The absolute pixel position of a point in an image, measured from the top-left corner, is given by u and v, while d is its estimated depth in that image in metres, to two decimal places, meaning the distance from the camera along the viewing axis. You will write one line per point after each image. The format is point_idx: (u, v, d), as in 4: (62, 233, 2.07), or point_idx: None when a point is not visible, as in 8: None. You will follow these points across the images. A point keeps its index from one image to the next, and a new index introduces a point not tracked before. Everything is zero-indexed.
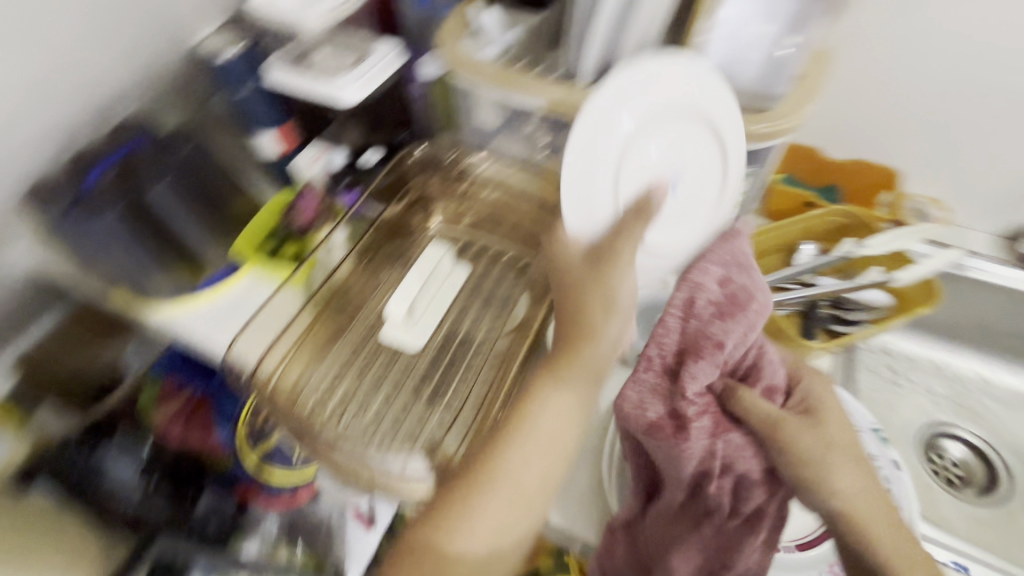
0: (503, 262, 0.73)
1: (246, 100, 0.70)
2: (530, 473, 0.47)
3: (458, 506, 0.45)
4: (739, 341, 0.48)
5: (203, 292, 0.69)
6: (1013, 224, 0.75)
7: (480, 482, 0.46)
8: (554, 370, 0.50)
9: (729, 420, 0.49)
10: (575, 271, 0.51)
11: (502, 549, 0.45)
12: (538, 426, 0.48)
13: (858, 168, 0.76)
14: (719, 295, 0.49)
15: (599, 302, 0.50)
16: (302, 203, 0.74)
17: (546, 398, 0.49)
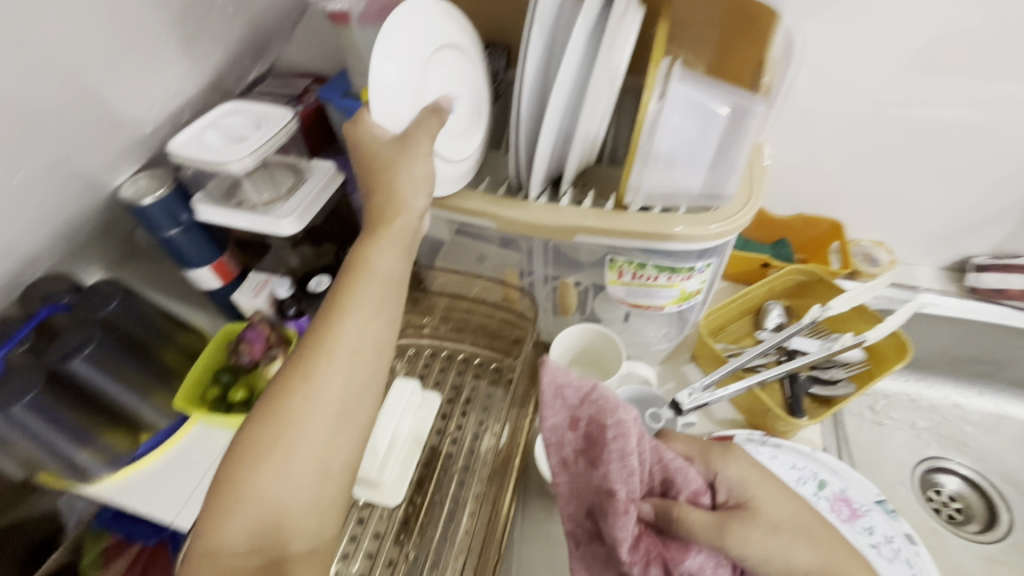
0: (473, 367, 0.69)
1: (176, 240, 0.65)
2: (352, 343, 0.42)
3: (296, 380, 0.40)
4: (624, 476, 0.45)
5: (146, 457, 0.65)
6: (957, 256, 0.78)
7: (315, 349, 0.41)
8: (370, 238, 0.45)
9: (679, 548, 0.45)
10: (383, 151, 0.45)
11: (348, 405, 0.41)
12: (358, 294, 0.43)
13: (803, 224, 0.79)
14: (576, 440, 0.49)
15: (412, 176, 0.45)
16: (249, 339, 0.68)
17: (370, 260, 0.44)
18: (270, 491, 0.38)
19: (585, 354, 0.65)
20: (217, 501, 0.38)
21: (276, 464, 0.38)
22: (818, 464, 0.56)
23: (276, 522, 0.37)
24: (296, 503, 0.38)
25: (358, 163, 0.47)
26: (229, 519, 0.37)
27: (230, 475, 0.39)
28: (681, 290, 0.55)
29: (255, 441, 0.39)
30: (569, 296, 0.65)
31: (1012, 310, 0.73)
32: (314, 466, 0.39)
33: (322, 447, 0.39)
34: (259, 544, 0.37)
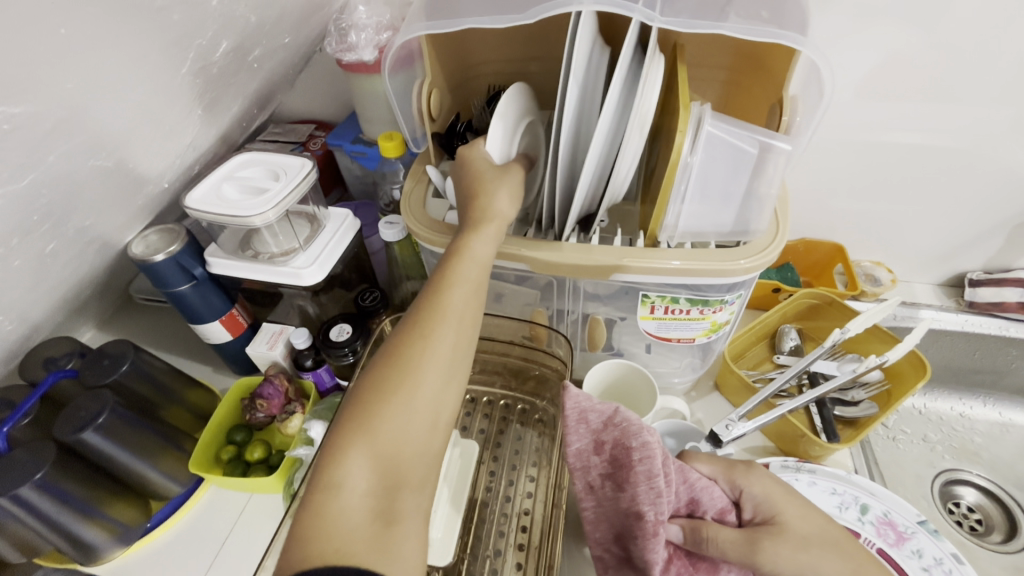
0: (500, 409, 0.68)
1: (187, 295, 0.63)
2: (460, 309, 0.44)
3: (413, 338, 0.42)
4: (653, 498, 0.44)
5: (160, 526, 0.62)
6: (951, 273, 0.82)
7: (430, 311, 0.43)
8: (471, 219, 0.47)
9: (706, 566, 0.45)
10: (484, 165, 0.49)
11: (456, 370, 0.42)
12: (462, 271, 0.45)
13: (805, 249, 0.82)
14: (602, 464, 0.48)
15: (507, 189, 0.49)
16: (267, 395, 0.64)
17: (472, 241, 0.46)
18: (391, 439, 0.38)
19: (613, 389, 0.65)
20: (341, 437, 0.38)
21: (397, 408, 0.39)
22: (856, 488, 0.56)
23: (396, 464, 0.38)
24: (412, 448, 0.39)
25: (457, 170, 0.51)
26: (353, 463, 0.37)
27: (351, 421, 0.39)
28: (712, 321, 0.56)
29: (378, 385, 0.40)
30: (599, 334, 0.63)
31: (1010, 321, 0.76)
32: (428, 421, 0.40)
33: (437, 397, 0.40)
34: (380, 491, 0.37)
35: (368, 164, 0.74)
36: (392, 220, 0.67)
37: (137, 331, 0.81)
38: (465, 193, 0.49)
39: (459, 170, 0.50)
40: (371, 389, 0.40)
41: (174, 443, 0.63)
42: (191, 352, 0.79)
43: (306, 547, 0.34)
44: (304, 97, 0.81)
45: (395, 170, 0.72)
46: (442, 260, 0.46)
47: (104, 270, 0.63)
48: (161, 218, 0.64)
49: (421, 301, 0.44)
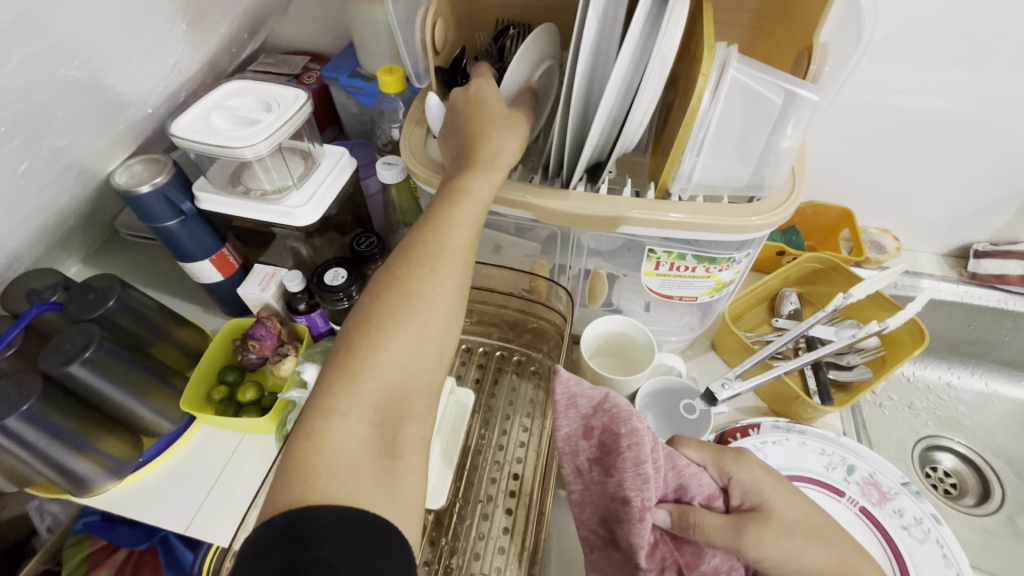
0: (495, 359, 0.68)
1: (175, 230, 0.60)
2: (457, 249, 0.44)
3: (416, 275, 0.42)
4: (638, 484, 0.44)
5: (152, 461, 0.62)
6: (958, 243, 0.80)
7: (431, 249, 0.43)
8: (475, 159, 0.47)
9: (693, 556, 0.45)
10: (493, 108, 0.49)
11: (456, 306, 0.43)
12: (461, 211, 0.45)
13: (813, 212, 0.80)
14: (590, 449, 0.49)
15: (513, 135, 0.49)
16: (258, 335, 0.63)
17: (475, 180, 0.46)
18: (395, 371, 0.39)
19: (610, 344, 0.65)
20: (343, 369, 0.39)
21: (399, 342, 0.40)
22: (844, 450, 0.57)
23: (398, 395, 0.39)
24: (414, 383, 0.40)
25: (466, 111, 0.49)
26: (356, 395, 0.38)
27: (352, 352, 0.39)
28: (716, 280, 0.55)
29: (385, 319, 0.40)
30: (599, 287, 0.62)
31: (1009, 295, 0.75)
32: (430, 358, 0.41)
33: (439, 334, 0.41)
34: (382, 424, 0.38)
35: (365, 101, 0.70)
36: (391, 161, 0.63)
37: (125, 267, 0.78)
38: (469, 136, 0.48)
39: (471, 107, 0.49)
40: (373, 324, 0.40)
41: (166, 380, 0.62)
42: (181, 290, 0.77)
43: (307, 481, 0.34)
44: (297, 24, 0.75)
45: (394, 108, 0.67)
46: (441, 198, 0.46)
47: (85, 201, 0.60)
48: (146, 148, 0.61)
49: (419, 236, 0.44)
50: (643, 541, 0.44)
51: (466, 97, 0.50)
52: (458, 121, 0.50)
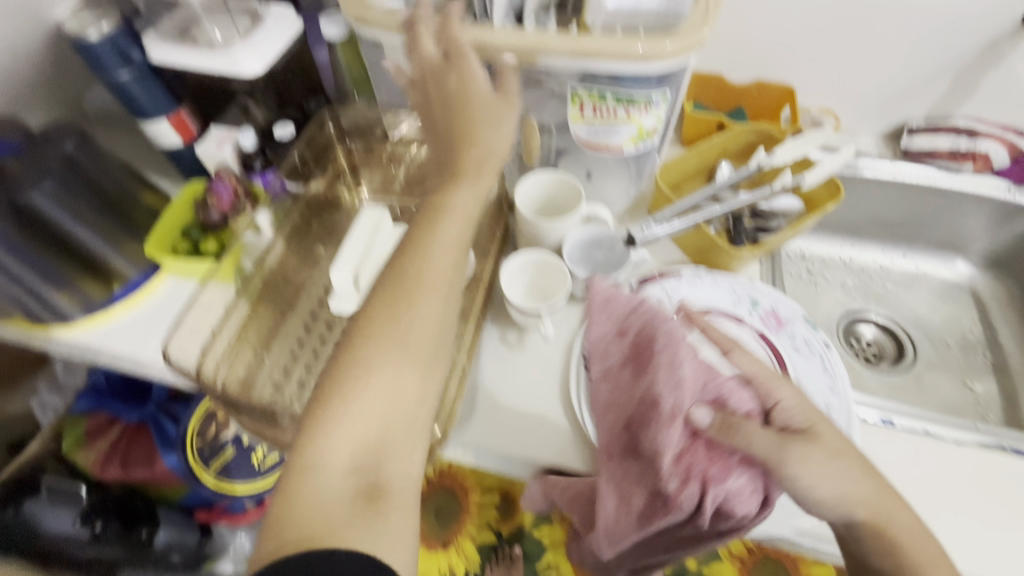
0: (433, 218, 0.69)
1: (127, 84, 0.63)
2: (436, 273, 0.42)
3: (393, 303, 0.41)
4: (677, 388, 0.47)
5: (120, 304, 0.68)
6: (895, 123, 0.82)
7: (407, 285, 0.42)
8: (457, 167, 0.44)
9: (719, 472, 0.46)
10: (477, 96, 0.44)
11: (443, 338, 0.43)
12: (452, 201, 0.43)
13: (759, 89, 0.80)
14: (623, 348, 0.54)
15: (499, 121, 0.44)
16: (217, 191, 0.67)
17: (461, 186, 0.43)
18: (372, 409, 0.39)
19: (550, 201, 0.66)
20: (320, 418, 0.39)
21: (380, 390, 0.40)
22: (751, 289, 0.62)
23: (379, 439, 0.39)
24: (393, 427, 0.40)
25: (449, 96, 0.45)
26: (335, 444, 0.38)
27: (327, 400, 0.39)
28: (638, 125, 0.58)
29: (359, 346, 0.40)
30: (534, 142, 0.66)
31: (936, 170, 0.79)
32: (406, 402, 0.40)
33: (418, 381, 0.41)
34: (364, 468, 0.38)
35: None
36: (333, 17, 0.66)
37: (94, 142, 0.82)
38: (453, 125, 0.44)
39: (448, 92, 0.45)
40: (351, 362, 0.40)
41: (132, 231, 0.68)
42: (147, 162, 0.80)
43: (287, 531, 0.36)
44: None
45: None
46: (422, 215, 0.44)
47: None
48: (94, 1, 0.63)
49: (399, 268, 0.43)
50: (674, 439, 0.47)
51: (445, 76, 0.45)
52: (434, 114, 0.46)
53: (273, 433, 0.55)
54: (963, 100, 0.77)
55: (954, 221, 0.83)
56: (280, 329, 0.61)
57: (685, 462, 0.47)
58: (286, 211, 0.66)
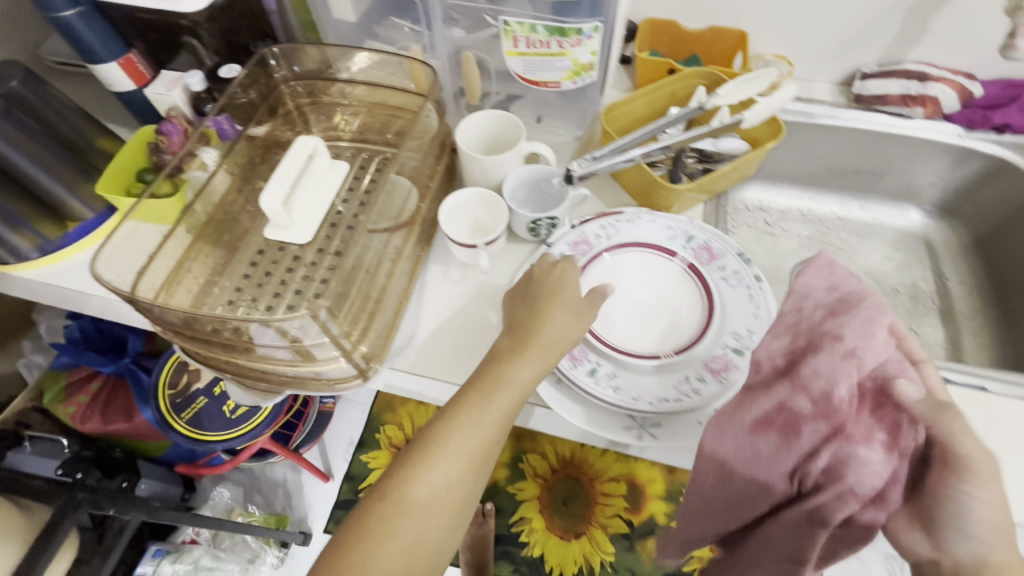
0: (375, 159, 0.69)
1: (75, 24, 0.62)
2: (478, 438, 0.46)
3: (436, 450, 0.45)
4: (873, 346, 0.40)
5: (75, 245, 0.69)
6: (850, 69, 0.82)
7: (455, 422, 0.46)
8: (525, 342, 0.50)
9: (859, 433, 0.38)
10: (566, 293, 0.53)
11: (482, 466, 0.46)
12: (499, 401, 0.47)
13: (711, 35, 0.80)
14: (827, 296, 0.44)
15: (565, 314, 0.52)
16: (166, 132, 0.67)
17: (515, 372, 0.48)
18: (411, 531, 0.43)
19: (493, 141, 0.68)
20: (366, 520, 0.44)
21: (417, 511, 0.44)
22: (689, 225, 0.63)
23: (408, 565, 0.43)
24: (418, 558, 0.43)
25: (534, 289, 0.54)
26: (372, 554, 0.42)
27: (375, 508, 0.44)
28: (573, 59, 0.59)
29: (397, 496, 0.44)
30: (473, 78, 0.67)
31: (885, 115, 0.79)
32: (434, 533, 0.44)
33: (447, 508, 0.44)
34: (393, 574, 0.42)
35: None
36: None
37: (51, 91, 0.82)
38: (531, 312, 0.52)
39: (535, 287, 0.55)
40: (399, 481, 0.45)
41: (85, 170, 0.68)
42: (102, 107, 0.80)
43: None
44: None
45: None
46: (476, 381, 0.49)
47: None
48: None
49: (453, 407, 0.47)
50: (846, 390, 0.39)
51: (548, 275, 0.55)
52: (528, 293, 0.55)
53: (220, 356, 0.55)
54: (914, 45, 0.77)
55: (907, 169, 0.83)
56: (230, 263, 0.61)
57: (788, 411, 0.42)
58: (237, 154, 0.67)
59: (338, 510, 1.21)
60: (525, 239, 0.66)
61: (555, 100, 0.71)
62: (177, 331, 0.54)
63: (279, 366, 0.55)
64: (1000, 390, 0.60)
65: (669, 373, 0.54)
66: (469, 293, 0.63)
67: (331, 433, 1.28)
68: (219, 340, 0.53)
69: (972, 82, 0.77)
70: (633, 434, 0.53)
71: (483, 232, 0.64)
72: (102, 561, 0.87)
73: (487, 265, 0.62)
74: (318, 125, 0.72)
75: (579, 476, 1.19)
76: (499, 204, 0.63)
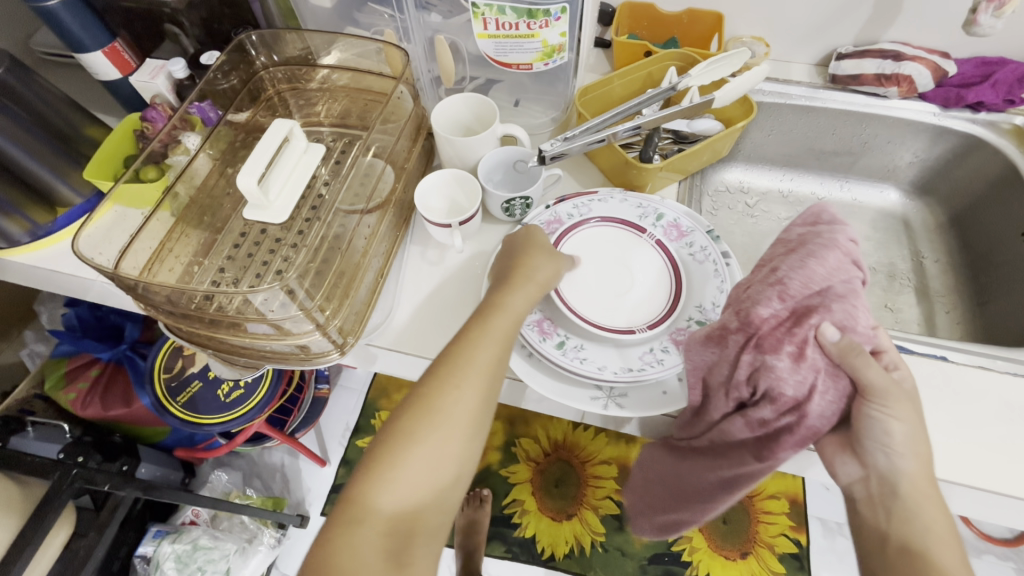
0: (353, 142, 0.70)
1: (59, 13, 0.64)
2: (482, 366, 0.48)
3: (444, 381, 0.47)
4: (803, 275, 0.48)
5: (66, 229, 0.71)
6: (827, 50, 0.83)
7: (459, 354, 0.48)
8: (514, 281, 0.54)
9: (769, 344, 0.47)
10: (540, 243, 0.58)
11: (491, 390, 0.48)
12: (494, 329, 0.50)
13: (689, 18, 0.81)
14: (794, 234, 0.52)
15: (547, 258, 0.57)
16: (152, 119, 0.69)
17: (510, 300, 0.52)
18: (427, 454, 0.45)
19: (466, 125, 0.69)
20: (379, 455, 0.45)
21: (429, 438, 0.45)
22: (659, 203, 0.65)
23: (425, 491, 0.44)
24: (431, 485, 0.45)
25: (516, 241, 0.59)
26: (387, 486, 0.44)
27: (388, 443, 0.45)
28: (542, 41, 0.60)
29: (408, 427, 0.45)
30: (447, 61, 0.68)
31: (862, 95, 0.80)
32: (447, 461, 0.45)
33: (458, 432, 0.46)
34: (410, 501, 0.44)
35: None
36: None
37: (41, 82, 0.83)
38: (513, 259, 0.57)
39: (520, 240, 0.59)
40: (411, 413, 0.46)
41: (73, 158, 0.70)
42: (91, 97, 0.81)
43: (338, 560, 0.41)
44: None
45: None
46: (476, 316, 0.52)
47: None
48: None
49: (456, 344, 0.49)
50: (768, 310, 0.48)
51: (519, 236, 0.60)
52: (509, 248, 0.59)
53: (207, 331, 0.57)
54: (889, 25, 0.78)
55: (884, 149, 0.84)
56: (214, 244, 0.63)
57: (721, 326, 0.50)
58: (219, 138, 0.69)
59: (333, 492, 1.23)
60: (499, 220, 0.68)
61: (529, 83, 0.72)
62: (162, 308, 0.56)
63: (261, 342, 0.57)
64: (961, 360, 0.60)
65: (633, 347, 0.56)
66: (445, 273, 0.65)
67: (326, 417, 1.31)
68: (203, 316, 0.55)
69: (946, 60, 0.77)
70: (600, 403, 0.55)
71: (457, 211, 0.66)
72: (98, 535, 0.90)
73: (461, 245, 0.64)
74: (300, 110, 0.74)
75: (570, 459, 1.22)
76: (473, 183, 0.65)
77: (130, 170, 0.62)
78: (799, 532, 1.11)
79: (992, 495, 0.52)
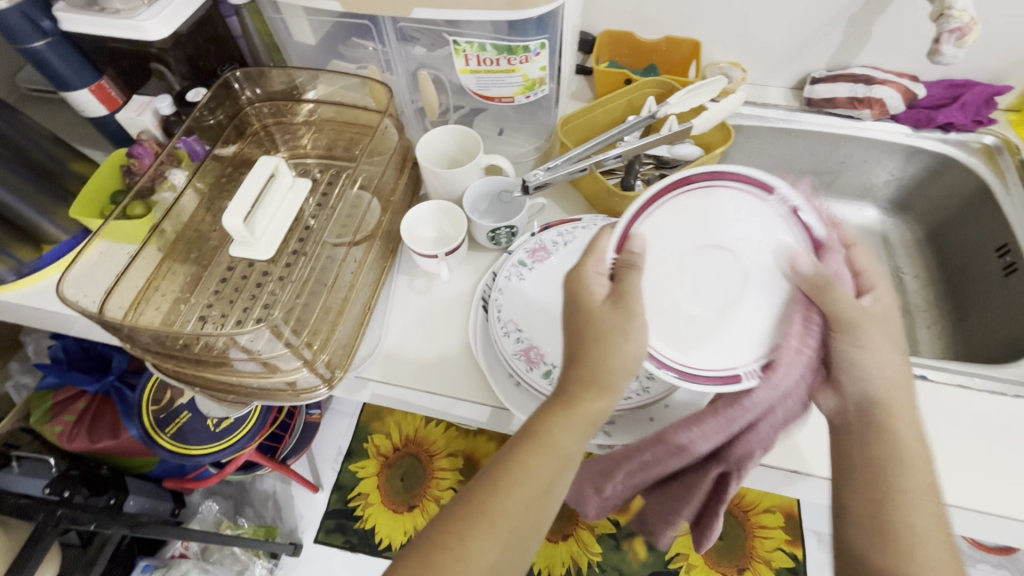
0: (340, 175, 0.71)
1: (45, 54, 0.64)
2: (509, 521, 0.42)
3: (458, 533, 0.41)
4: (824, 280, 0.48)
5: (52, 266, 0.71)
6: (802, 74, 0.85)
7: (485, 498, 0.42)
8: (571, 402, 0.45)
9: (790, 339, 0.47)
10: (609, 323, 0.46)
11: (515, 549, 0.42)
12: (535, 471, 0.43)
13: (667, 46, 0.83)
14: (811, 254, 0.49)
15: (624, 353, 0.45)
16: (138, 156, 0.69)
17: (559, 435, 0.44)
18: None
19: (452, 156, 0.70)
20: None
21: None
22: None
23: None
24: None
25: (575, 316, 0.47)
26: None
27: None
28: (523, 75, 0.62)
29: None
30: (430, 94, 0.70)
31: (836, 118, 0.82)
32: None
33: None
34: None
35: None
36: None
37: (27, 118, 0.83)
38: (574, 360, 0.46)
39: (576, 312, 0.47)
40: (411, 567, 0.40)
41: (59, 196, 0.70)
42: (77, 133, 0.82)
43: None
44: None
45: None
46: (519, 444, 0.45)
47: None
48: None
49: (487, 484, 0.43)
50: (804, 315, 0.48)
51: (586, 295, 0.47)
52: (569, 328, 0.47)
53: (192, 371, 0.57)
54: (859, 50, 0.81)
55: (861, 168, 0.86)
56: (201, 280, 0.63)
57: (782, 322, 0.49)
58: (206, 172, 0.69)
59: (327, 519, 1.22)
60: (486, 248, 0.69)
61: (512, 114, 0.73)
62: (147, 349, 0.56)
63: (247, 379, 0.56)
64: (940, 378, 0.61)
65: None
66: (433, 303, 0.66)
67: (318, 442, 1.30)
68: (189, 354, 0.55)
69: (915, 83, 0.80)
70: None
71: (443, 241, 0.67)
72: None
73: (447, 276, 0.65)
74: (286, 143, 0.75)
75: None
76: (459, 215, 0.66)
77: (117, 207, 0.62)
78: (795, 546, 1.11)
79: (977, 512, 0.53)
